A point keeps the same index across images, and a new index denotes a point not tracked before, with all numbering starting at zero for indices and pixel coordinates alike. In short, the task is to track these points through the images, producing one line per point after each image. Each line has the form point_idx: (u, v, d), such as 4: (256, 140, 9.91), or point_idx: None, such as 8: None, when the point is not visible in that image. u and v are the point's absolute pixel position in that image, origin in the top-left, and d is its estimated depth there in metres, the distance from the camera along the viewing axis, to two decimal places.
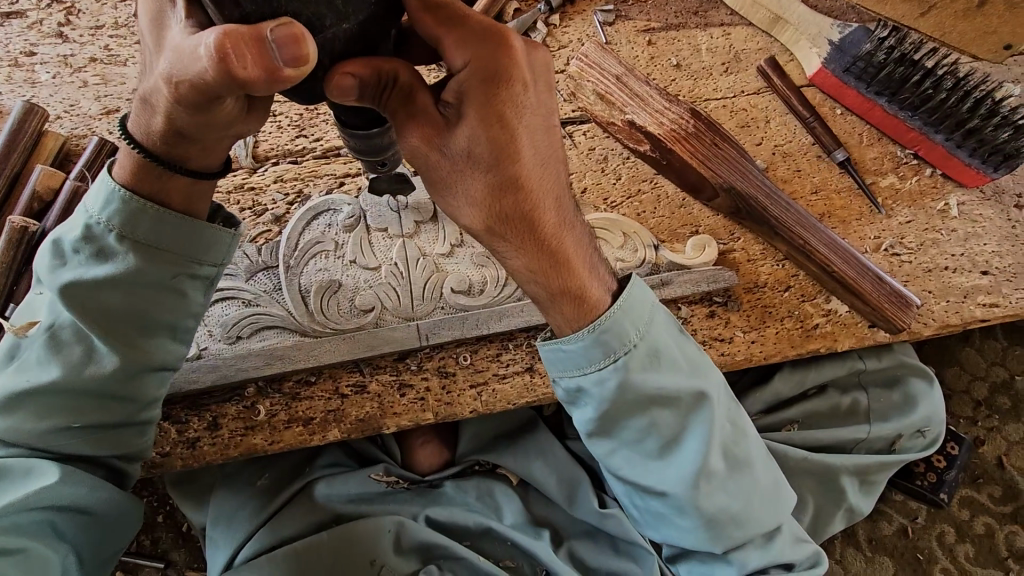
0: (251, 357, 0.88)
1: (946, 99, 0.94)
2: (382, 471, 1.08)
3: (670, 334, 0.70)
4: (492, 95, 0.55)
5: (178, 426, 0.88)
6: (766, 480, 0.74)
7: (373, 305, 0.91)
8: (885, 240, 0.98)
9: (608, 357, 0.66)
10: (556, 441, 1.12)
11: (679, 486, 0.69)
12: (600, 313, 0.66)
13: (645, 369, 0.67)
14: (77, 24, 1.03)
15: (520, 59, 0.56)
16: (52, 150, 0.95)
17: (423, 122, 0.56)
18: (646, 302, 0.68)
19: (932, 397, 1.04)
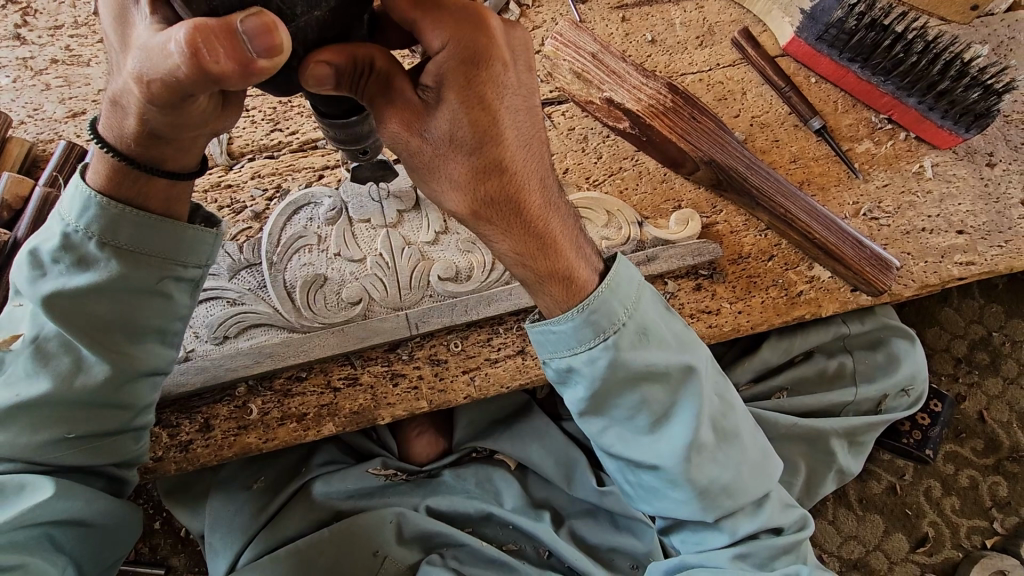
0: (241, 357, 0.88)
1: (916, 62, 0.94)
2: (382, 465, 1.08)
3: (657, 312, 0.71)
4: (472, 77, 0.55)
5: (169, 430, 0.87)
6: (756, 450, 0.76)
7: (360, 297, 0.90)
8: (863, 205, 1.00)
9: (598, 336, 0.66)
10: (551, 423, 1.14)
11: (673, 461, 0.70)
12: (588, 294, 0.66)
13: (635, 346, 0.68)
14: (35, 24, 1.00)
15: (497, 40, 0.56)
16: (18, 156, 0.92)
17: (404, 108, 0.56)
18: (633, 281, 0.69)
19: (915, 357, 1.06)
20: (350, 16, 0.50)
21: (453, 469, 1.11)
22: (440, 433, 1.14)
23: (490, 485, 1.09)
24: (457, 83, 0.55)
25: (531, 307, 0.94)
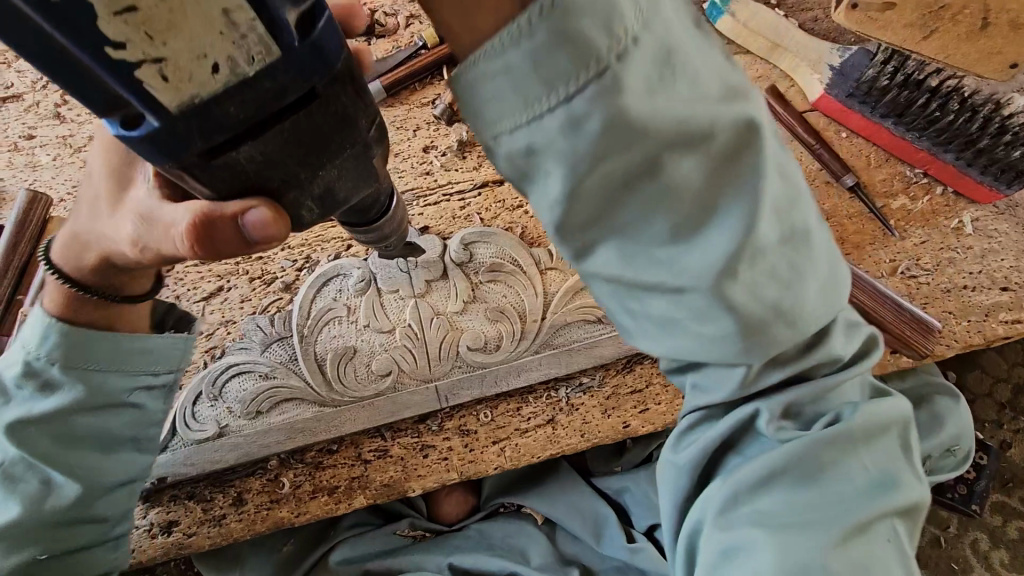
0: (274, 432, 0.89)
1: (953, 121, 0.93)
2: (411, 525, 1.12)
3: (812, 282, 0.53)
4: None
5: (203, 504, 0.88)
6: (914, 497, 0.60)
7: (390, 369, 0.91)
8: (900, 263, 0.97)
9: (648, 192, 0.44)
10: (578, 477, 1.14)
11: (782, 463, 0.59)
12: (662, 181, 0.43)
13: (745, 330, 0.51)
14: (73, 103, 1.03)
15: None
16: (58, 235, 0.95)
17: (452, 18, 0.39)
18: (787, 216, 0.49)
19: (959, 414, 1.02)
20: (367, 170, 0.53)
21: (481, 531, 1.11)
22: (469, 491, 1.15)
23: (520, 544, 1.09)
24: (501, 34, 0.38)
25: (563, 376, 0.93)
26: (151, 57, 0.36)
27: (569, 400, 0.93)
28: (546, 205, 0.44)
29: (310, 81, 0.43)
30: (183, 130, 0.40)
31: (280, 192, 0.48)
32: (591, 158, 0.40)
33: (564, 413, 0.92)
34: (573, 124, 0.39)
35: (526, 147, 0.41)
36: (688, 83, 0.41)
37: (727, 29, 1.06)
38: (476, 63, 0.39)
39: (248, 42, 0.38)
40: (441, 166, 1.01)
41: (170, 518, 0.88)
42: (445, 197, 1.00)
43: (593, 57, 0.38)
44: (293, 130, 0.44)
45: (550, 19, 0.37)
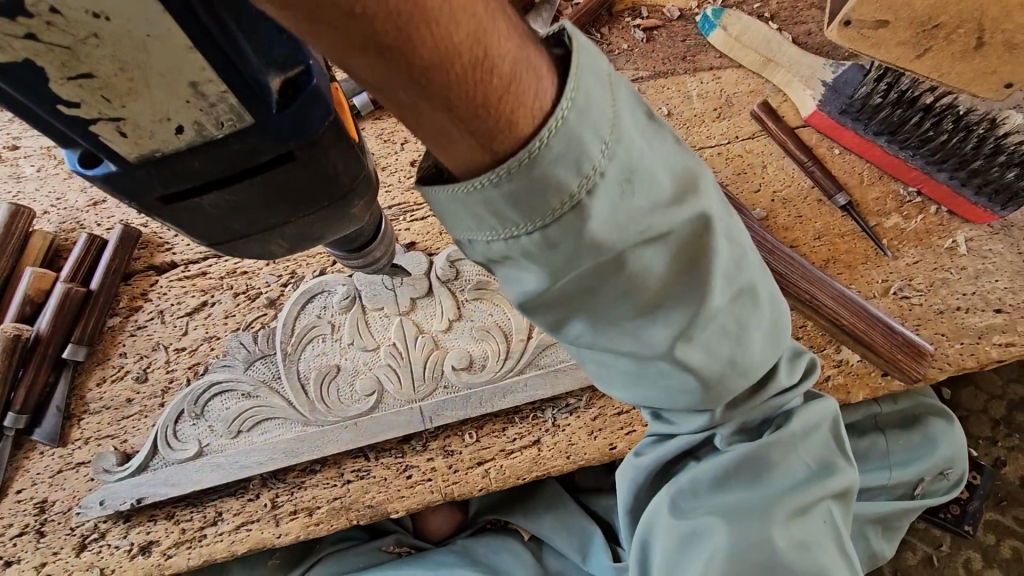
0: (256, 452, 0.87)
1: (947, 140, 0.91)
2: (396, 542, 1.12)
3: (760, 334, 0.56)
4: (497, 149, 0.38)
5: (183, 524, 0.88)
6: (846, 481, 0.67)
7: (373, 388, 0.89)
8: (892, 284, 0.96)
9: (615, 281, 0.48)
10: (566, 495, 1.15)
11: (728, 465, 0.66)
12: (627, 273, 0.47)
13: (702, 385, 0.56)
14: None
15: (536, 70, 0.37)
16: (41, 249, 0.94)
17: (415, 123, 0.38)
18: (738, 283, 0.52)
19: (952, 436, 1.01)
20: (345, 214, 0.53)
21: (467, 547, 1.11)
22: (456, 509, 1.16)
23: (504, 560, 1.09)
24: (475, 180, 0.39)
25: (549, 397, 0.92)
26: (107, 116, 0.37)
27: (554, 421, 0.91)
28: (520, 295, 0.48)
29: (287, 144, 0.42)
30: (144, 178, 0.41)
31: (247, 235, 0.49)
32: (560, 269, 0.44)
33: (550, 434, 0.91)
34: (546, 245, 0.42)
35: (502, 255, 0.45)
36: (649, 194, 0.43)
37: (720, 43, 1.05)
38: (454, 195, 0.41)
39: (215, 110, 0.38)
40: None
41: (150, 537, 0.87)
42: (432, 212, 0.99)
43: (558, 196, 0.40)
44: (263, 184, 0.44)
45: (519, 175, 0.38)
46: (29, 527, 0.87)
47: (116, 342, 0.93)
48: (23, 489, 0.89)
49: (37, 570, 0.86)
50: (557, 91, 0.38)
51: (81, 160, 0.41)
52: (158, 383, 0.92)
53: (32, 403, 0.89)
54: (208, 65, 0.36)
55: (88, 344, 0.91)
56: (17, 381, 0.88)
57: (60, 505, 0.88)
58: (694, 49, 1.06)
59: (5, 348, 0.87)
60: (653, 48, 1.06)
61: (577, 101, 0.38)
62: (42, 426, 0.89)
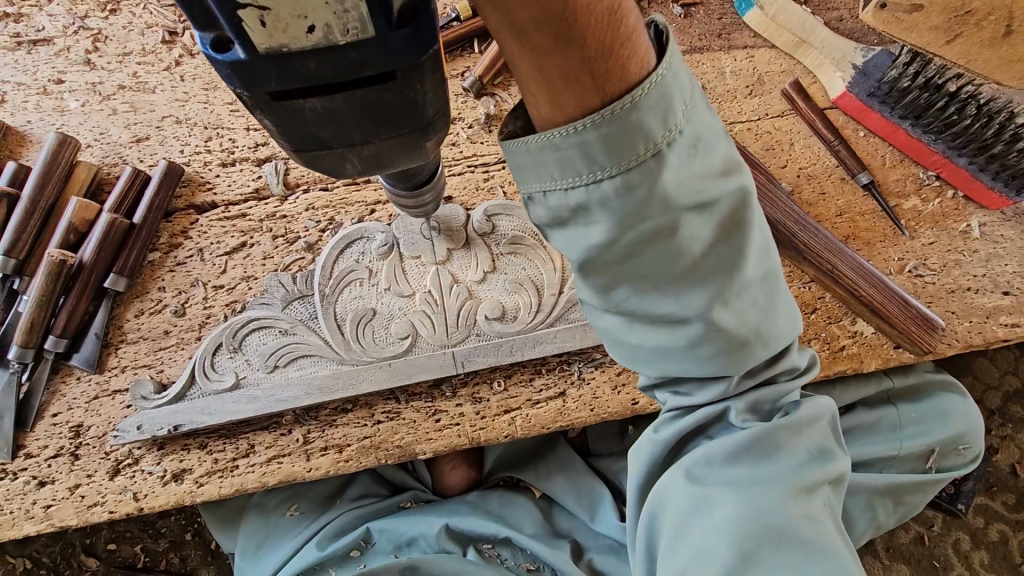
0: (291, 387, 0.90)
1: (969, 125, 0.95)
2: (412, 498, 1.15)
3: (783, 315, 0.60)
4: (607, 90, 0.42)
5: (215, 454, 0.90)
6: (843, 468, 0.69)
7: (408, 332, 0.92)
8: (908, 262, 1.00)
9: (667, 246, 0.49)
10: (575, 454, 1.19)
11: (740, 443, 0.66)
12: (681, 231, 0.48)
13: (734, 353, 0.58)
14: (104, 51, 1.03)
15: (640, 31, 0.43)
16: (85, 180, 0.95)
17: (537, 68, 0.41)
18: (767, 259, 0.56)
19: (965, 411, 1.05)
20: (420, 145, 0.51)
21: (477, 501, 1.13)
22: (473, 464, 1.19)
23: (512, 512, 1.12)
24: (576, 121, 0.43)
25: (576, 351, 0.95)
26: (255, 4, 0.34)
27: (580, 374, 0.95)
28: (580, 248, 0.49)
29: (392, 65, 0.40)
30: (263, 69, 0.38)
31: (333, 145, 0.47)
32: (628, 220, 0.46)
33: (575, 387, 0.94)
34: (624, 189, 0.45)
35: (578, 203, 0.47)
36: (708, 161, 0.48)
37: (755, 22, 1.08)
38: (551, 138, 0.44)
39: (346, 17, 0.36)
40: (467, 138, 1.03)
41: (183, 466, 0.90)
42: (469, 168, 1.01)
43: (644, 143, 0.44)
44: (361, 100, 0.42)
45: (618, 117, 0.43)
46: (64, 450, 0.89)
47: (155, 277, 0.95)
48: (59, 413, 0.91)
49: (71, 491, 0.88)
50: (656, 61, 0.44)
51: (214, 44, 0.37)
52: (196, 318, 0.94)
53: (74, 328, 0.91)
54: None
55: (129, 276, 0.93)
56: (60, 307, 0.90)
57: (95, 430, 0.90)
58: (729, 27, 1.09)
59: (50, 272, 0.88)
60: (691, 24, 1.09)
61: (672, 69, 0.44)
62: (82, 351, 0.92)
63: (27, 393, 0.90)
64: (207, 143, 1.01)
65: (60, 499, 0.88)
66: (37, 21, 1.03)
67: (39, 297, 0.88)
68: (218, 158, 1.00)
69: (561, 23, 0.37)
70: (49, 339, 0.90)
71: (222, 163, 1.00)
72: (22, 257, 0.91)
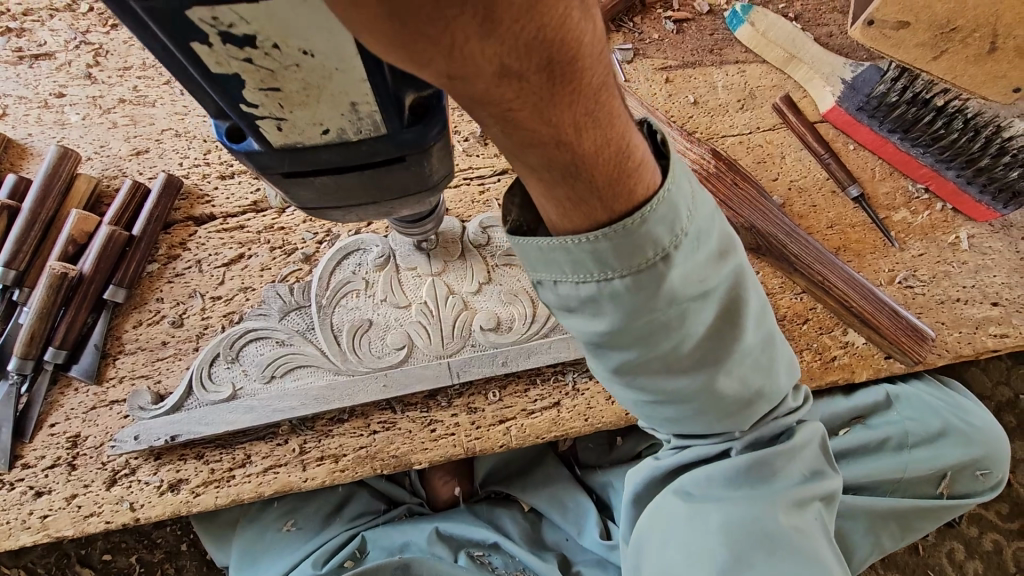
0: (288, 397, 0.90)
1: (957, 138, 0.96)
2: (406, 512, 1.17)
3: (781, 373, 0.63)
4: (615, 209, 0.44)
5: (211, 464, 0.91)
6: (830, 483, 0.77)
7: (404, 343, 0.93)
8: (898, 273, 1.02)
9: (673, 331, 0.52)
10: (563, 467, 1.20)
11: (738, 471, 0.71)
12: (685, 316, 0.51)
13: (735, 410, 0.63)
14: (105, 65, 1.04)
15: (647, 158, 0.45)
16: (85, 193, 0.97)
17: (546, 191, 0.43)
18: (763, 324, 0.59)
19: (991, 435, 1.00)
20: (424, 200, 0.56)
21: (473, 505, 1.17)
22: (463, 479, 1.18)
23: (503, 521, 1.14)
24: (586, 233, 0.45)
25: (570, 361, 0.96)
26: (274, 117, 0.41)
27: (575, 384, 0.96)
28: (590, 336, 0.52)
29: (400, 152, 0.46)
30: (276, 158, 0.45)
31: (339, 207, 0.52)
32: (637, 314, 0.49)
33: (570, 397, 0.95)
34: (633, 288, 0.48)
35: (588, 301, 0.49)
36: (709, 251, 0.51)
37: (746, 38, 1.10)
38: (564, 243, 0.46)
39: (361, 122, 0.43)
40: (463, 151, 1.04)
41: (180, 476, 0.90)
42: (466, 180, 1.03)
43: (652, 249, 0.46)
44: (367, 176, 0.48)
45: (629, 230, 0.45)
46: (61, 460, 0.90)
47: (154, 288, 0.96)
48: (57, 423, 0.91)
49: (68, 501, 0.89)
50: (662, 177, 0.47)
51: (230, 134, 0.44)
52: (194, 329, 0.95)
53: (73, 339, 0.91)
54: (370, 93, 0.40)
55: (128, 287, 0.94)
56: (60, 318, 0.91)
57: (92, 440, 0.91)
58: (721, 42, 1.11)
59: (52, 284, 0.89)
60: (683, 39, 1.11)
61: (675, 179, 0.47)
62: (81, 363, 0.92)
63: (26, 404, 0.91)
64: (206, 156, 1.02)
65: (57, 509, 0.88)
66: (39, 36, 1.05)
67: (40, 309, 0.88)
68: (217, 170, 1.02)
69: (568, 168, 0.40)
70: (49, 351, 0.90)
71: (221, 176, 1.02)
72: (22, 268, 0.92)
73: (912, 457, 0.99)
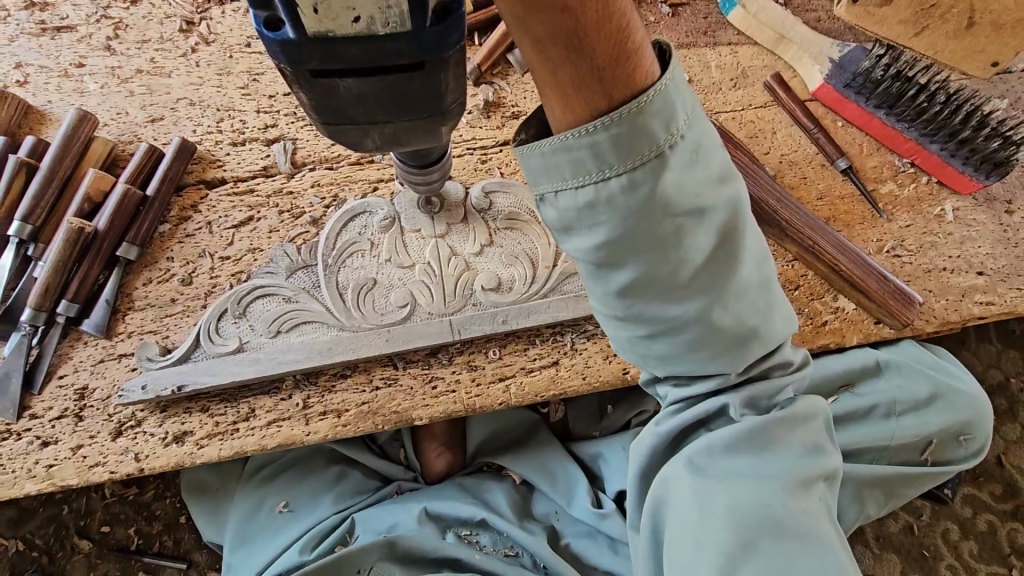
0: (294, 351, 0.93)
1: (939, 112, 1.00)
2: (398, 490, 1.17)
3: (777, 314, 0.65)
4: (614, 99, 0.48)
5: (216, 417, 0.92)
6: (833, 463, 0.75)
7: (407, 301, 0.96)
8: (886, 243, 1.05)
9: (669, 248, 0.53)
10: (555, 441, 1.18)
11: (738, 436, 0.71)
12: (681, 232, 0.53)
13: (733, 350, 0.63)
14: (124, 38, 1.09)
15: (645, 50, 0.49)
16: (100, 154, 1.00)
17: (550, 74, 0.46)
18: (762, 265, 0.62)
19: (972, 400, 1.00)
20: (433, 131, 0.60)
21: (461, 480, 1.15)
22: (453, 450, 1.17)
23: (492, 495, 1.12)
24: (585, 125, 0.48)
25: (569, 321, 0.98)
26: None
27: (573, 344, 0.98)
28: (588, 246, 0.54)
29: (423, 58, 0.48)
30: (307, 50, 0.46)
31: (356, 121, 0.55)
32: (632, 218, 0.51)
33: (568, 356, 0.97)
34: (629, 188, 0.50)
35: (587, 202, 0.52)
36: (706, 169, 0.54)
37: (738, 21, 1.15)
38: (563, 141, 0.50)
39: (389, 12, 0.44)
40: (467, 123, 1.08)
41: (185, 428, 0.92)
42: (469, 150, 1.07)
43: (649, 146, 0.50)
44: (390, 84, 0.50)
45: (625, 120, 0.48)
46: (69, 412, 0.92)
47: (165, 247, 0.99)
48: (66, 375, 0.93)
49: (74, 452, 0.90)
50: (659, 73, 0.50)
51: (268, 24, 0.45)
52: (202, 287, 0.98)
53: (86, 293, 0.94)
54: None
55: (140, 245, 0.97)
56: (75, 272, 0.93)
57: (100, 392, 0.93)
58: (714, 25, 1.16)
59: (69, 238, 0.91)
60: (678, 22, 1.16)
61: (674, 82, 0.50)
62: (91, 317, 0.94)
63: (36, 356, 0.92)
64: (219, 124, 1.06)
65: (63, 459, 0.90)
66: (62, 10, 1.09)
67: (58, 260, 0.91)
68: (229, 137, 1.05)
69: (572, 39, 0.42)
70: (61, 304, 0.93)
71: (233, 143, 1.05)
72: (38, 223, 0.94)
73: (899, 424, 0.98)
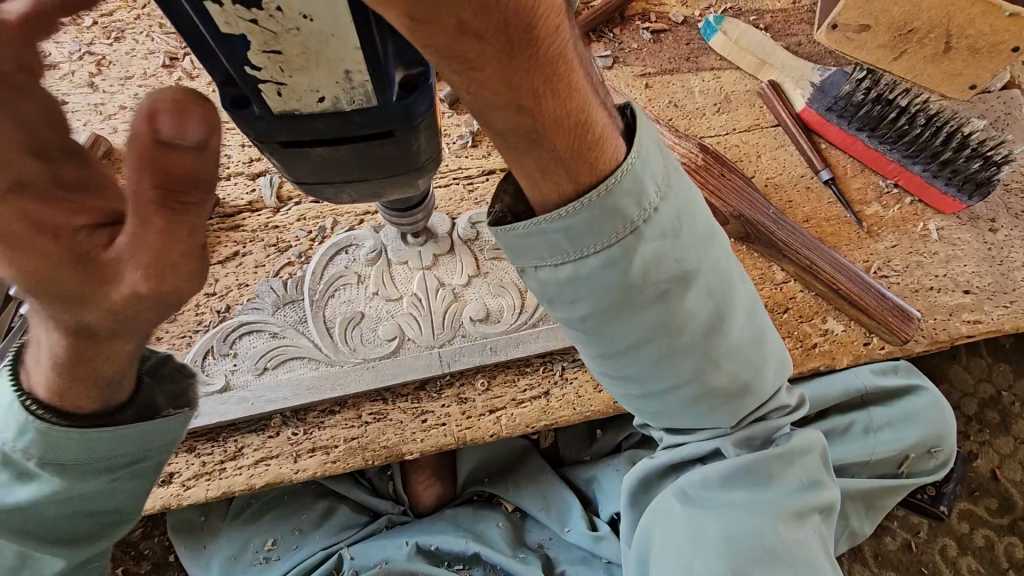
0: (281, 388, 0.92)
1: (919, 134, 1.02)
2: (387, 523, 1.14)
3: (770, 369, 0.64)
4: (581, 181, 0.46)
5: (203, 457, 0.91)
6: (829, 495, 0.74)
7: (396, 334, 0.95)
8: (873, 263, 1.05)
9: (654, 310, 0.52)
10: (548, 469, 1.15)
11: (732, 471, 0.69)
12: (666, 292, 0.52)
13: (722, 405, 0.63)
14: (108, 74, 1.09)
15: (613, 127, 0.47)
16: None
17: (518, 161, 0.45)
18: (750, 317, 0.60)
19: (943, 413, 0.99)
20: (411, 183, 0.59)
21: (449, 512, 1.13)
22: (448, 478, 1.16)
23: (486, 527, 1.10)
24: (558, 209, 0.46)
25: (558, 350, 0.98)
26: (275, 81, 0.43)
27: (563, 373, 0.97)
28: (573, 313, 0.53)
29: (391, 126, 0.49)
30: (274, 125, 0.47)
31: (331, 181, 0.55)
32: (613, 290, 0.50)
33: (559, 386, 0.97)
34: (610, 265, 0.49)
35: (568, 279, 0.50)
36: (687, 230, 0.52)
37: (720, 46, 1.16)
38: (538, 224, 0.47)
39: (353, 92, 0.45)
40: (453, 152, 1.08)
41: (171, 469, 0.90)
42: (455, 180, 1.07)
43: (622, 222, 0.48)
44: (361, 150, 0.51)
45: (596, 203, 0.46)
46: None
47: None
48: None
49: None
50: (625, 150, 0.48)
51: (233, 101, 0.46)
52: (188, 324, 0.96)
53: None
54: (363, 61, 0.42)
55: None
56: None
57: None
58: (696, 51, 1.17)
59: None
60: (660, 48, 1.17)
61: (640, 156, 0.47)
62: None
63: None
64: None
65: None
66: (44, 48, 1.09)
67: None
68: None
69: (533, 133, 0.42)
70: None
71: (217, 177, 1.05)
72: None
73: (879, 439, 0.98)
